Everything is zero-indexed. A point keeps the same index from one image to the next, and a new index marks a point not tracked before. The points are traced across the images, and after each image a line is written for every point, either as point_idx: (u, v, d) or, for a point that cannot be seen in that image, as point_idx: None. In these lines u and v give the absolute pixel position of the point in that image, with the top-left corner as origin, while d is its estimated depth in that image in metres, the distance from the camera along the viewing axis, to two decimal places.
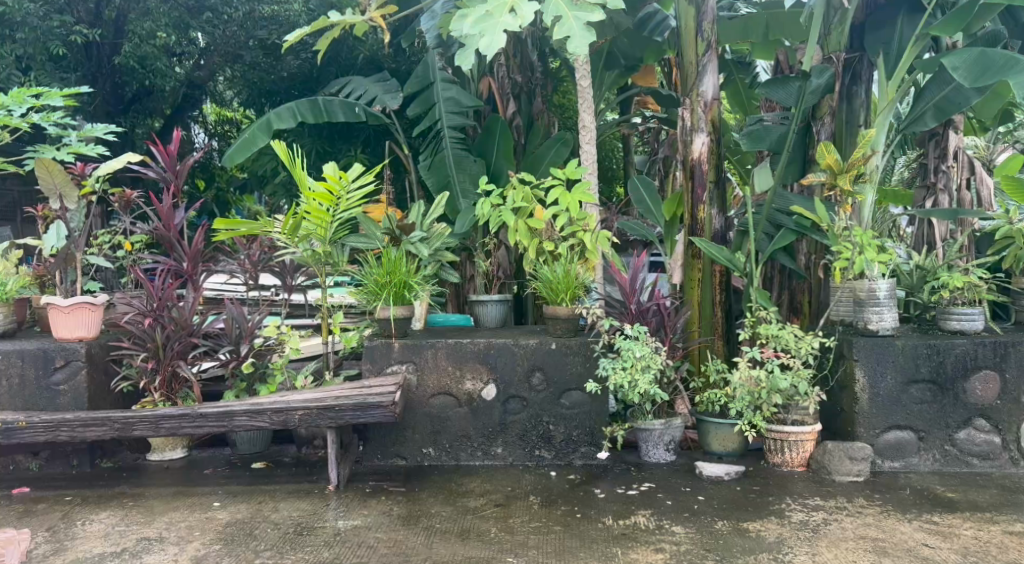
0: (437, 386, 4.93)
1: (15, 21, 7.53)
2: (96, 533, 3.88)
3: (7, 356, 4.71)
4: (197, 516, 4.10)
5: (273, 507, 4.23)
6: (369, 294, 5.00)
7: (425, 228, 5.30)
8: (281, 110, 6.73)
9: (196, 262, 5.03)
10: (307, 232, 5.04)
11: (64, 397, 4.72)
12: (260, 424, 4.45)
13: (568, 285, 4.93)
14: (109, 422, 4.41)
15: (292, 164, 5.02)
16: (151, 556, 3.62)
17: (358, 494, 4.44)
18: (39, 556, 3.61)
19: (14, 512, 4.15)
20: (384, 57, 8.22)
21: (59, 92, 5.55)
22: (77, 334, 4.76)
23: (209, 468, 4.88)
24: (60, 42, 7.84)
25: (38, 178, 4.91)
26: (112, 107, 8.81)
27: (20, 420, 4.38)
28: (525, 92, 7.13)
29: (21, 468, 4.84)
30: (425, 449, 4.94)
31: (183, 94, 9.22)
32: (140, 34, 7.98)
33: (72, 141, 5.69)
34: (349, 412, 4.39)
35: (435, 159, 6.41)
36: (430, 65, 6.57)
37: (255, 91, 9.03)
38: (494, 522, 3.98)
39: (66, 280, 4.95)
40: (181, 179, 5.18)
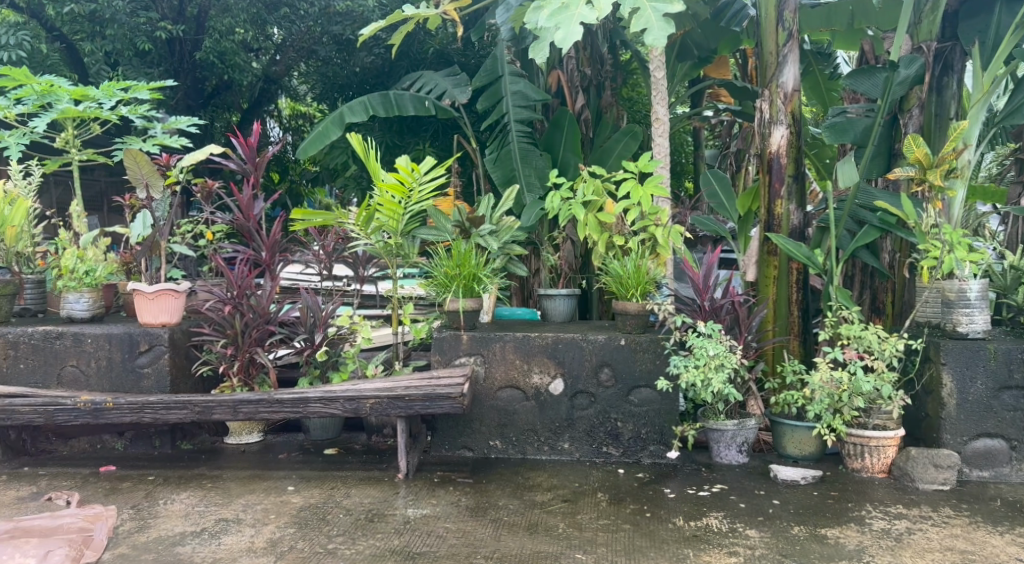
0: (504, 379, 4.92)
1: (105, 18, 7.97)
2: (178, 512, 4.02)
3: (97, 339, 4.91)
4: (272, 500, 4.20)
5: (343, 493, 4.30)
6: (437, 285, 5.02)
7: (494, 222, 5.27)
8: (353, 104, 6.92)
9: (274, 252, 5.16)
10: (379, 224, 5.12)
11: (148, 380, 4.91)
12: (333, 411, 4.55)
13: (639, 280, 4.80)
14: (191, 405, 4.56)
15: (368, 157, 5.09)
16: (229, 537, 3.73)
17: (426, 483, 4.48)
18: (125, 532, 3.77)
19: (102, 489, 4.32)
20: (453, 50, 8.42)
21: (146, 85, 5.73)
22: (161, 320, 4.94)
23: (284, 453, 5.00)
24: (146, 37, 8.26)
25: (126, 168, 5.11)
26: (192, 101, 9.29)
27: (107, 400, 4.55)
28: (594, 85, 7.09)
29: (108, 447, 5.05)
30: (492, 441, 4.95)
31: (260, 89, 9.71)
32: (219, 30, 8.52)
33: (157, 133, 5.88)
34: (418, 402, 4.46)
35: (501, 152, 6.41)
36: (499, 59, 6.60)
37: (327, 86, 9.17)
38: (562, 517, 3.95)
39: (150, 268, 5.17)
40: (260, 171, 5.27)
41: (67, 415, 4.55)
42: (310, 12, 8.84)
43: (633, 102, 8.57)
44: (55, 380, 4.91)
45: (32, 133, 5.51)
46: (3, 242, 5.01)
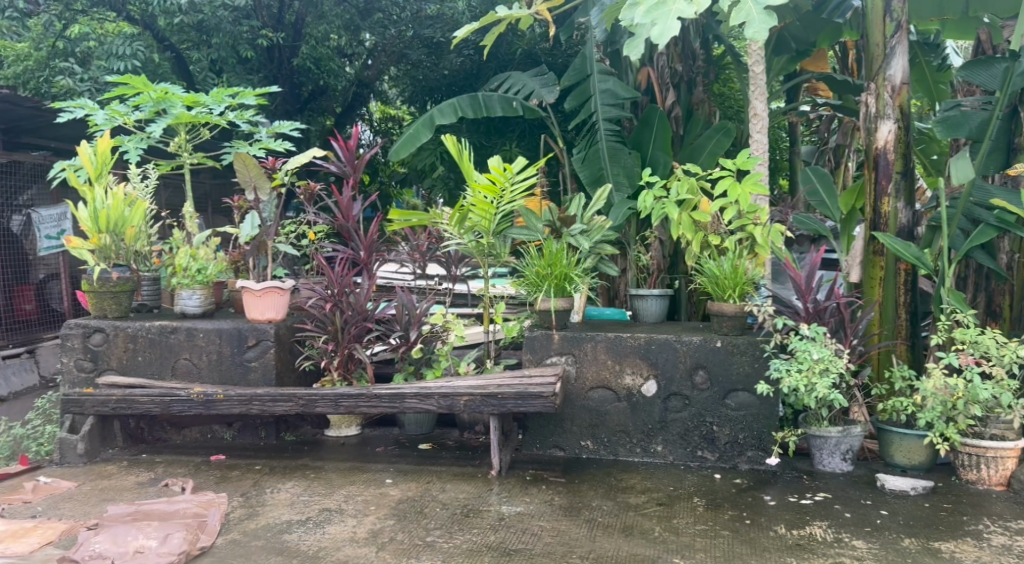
0: (595, 379, 4.88)
1: (212, 27, 8.37)
2: (284, 501, 4.19)
3: (208, 334, 5.16)
4: (371, 492, 4.32)
5: (439, 488, 4.38)
6: (528, 285, 5.05)
7: (585, 221, 5.19)
8: (443, 106, 7.17)
9: (371, 251, 5.28)
10: (472, 224, 5.20)
11: (255, 373, 5.13)
12: (427, 407, 4.63)
13: (737, 281, 4.70)
14: (295, 398, 4.74)
15: (462, 158, 5.15)
16: (332, 527, 3.87)
17: (520, 481, 4.51)
18: (235, 519, 3.96)
19: (214, 477, 4.55)
20: (541, 50, 8.52)
21: (252, 91, 5.98)
22: (267, 316, 5.13)
23: (381, 446, 5.13)
24: (248, 45, 8.65)
25: (236, 171, 5.39)
26: (290, 106, 9.76)
27: (218, 392, 4.78)
28: (685, 81, 6.97)
29: (217, 437, 5.30)
30: (583, 441, 4.92)
31: (353, 93, 10.05)
32: (315, 36, 9.07)
33: (263, 137, 6.16)
34: (511, 400, 4.50)
35: (589, 152, 6.40)
36: (588, 58, 6.59)
37: (418, 89, 9.49)
38: (657, 520, 3.91)
39: (258, 266, 5.42)
40: (359, 172, 5.42)
41: (181, 406, 4.80)
42: (403, 18, 9.12)
43: (725, 97, 8.37)
44: (169, 371, 5.19)
45: (148, 137, 5.84)
46: (123, 242, 5.30)
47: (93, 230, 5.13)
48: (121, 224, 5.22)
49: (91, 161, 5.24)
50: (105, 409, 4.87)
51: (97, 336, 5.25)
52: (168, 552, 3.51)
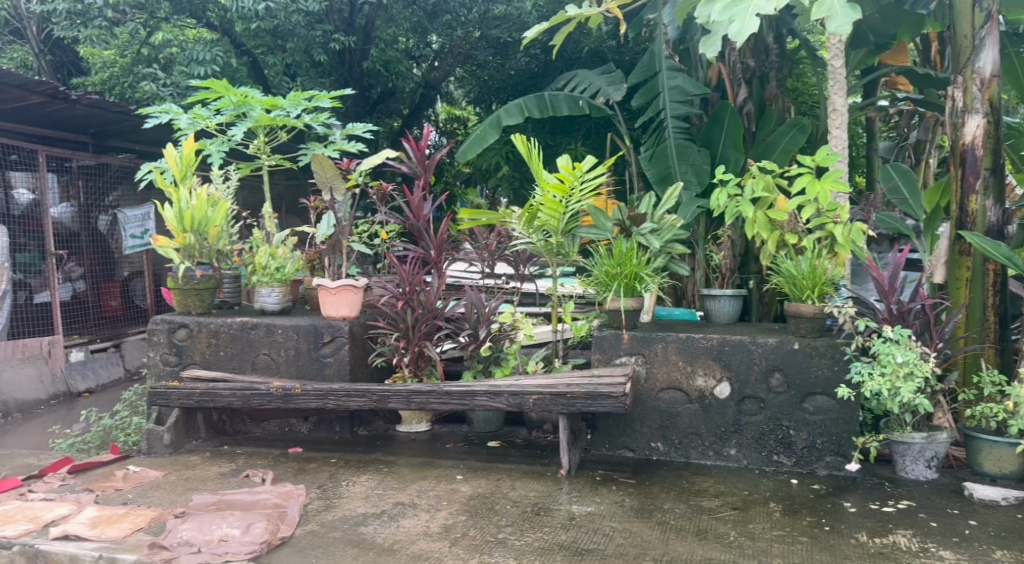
0: (667, 380, 4.82)
1: (286, 32, 8.59)
2: (359, 495, 4.29)
3: (286, 330, 5.31)
4: (443, 487, 4.37)
5: (509, 485, 4.40)
6: (598, 284, 4.99)
7: (656, 220, 5.12)
8: (509, 106, 7.26)
9: (441, 250, 5.35)
10: (541, 223, 5.19)
11: (330, 368, 5.25)
12: (497, 405, 4.66)
13: (816, 281, 4.58)
14: (369, 394, 4.83)
15: (532, 159, 5.11)
16: (406, 521, 3.94)
17: (590, 481, 4.49)
18: (313, 511, 4.07)
19: (292, 469, 4.69)
20: (608, 48, 8.50)
21: (327, 94, 6.14)
22: (342, 313, 5.27)
23: (451, 443, 5.18)
24: (321, 49, 8.87)
25: (313, 172, 5.62)
26: (360, 109, 10.01)
27: (296, 386, 4.92)
28: (757, 76, 6.81)
29: (294, 430, 5.48)
30: (654, 443, 4.86)
31: (420, 94, 10.21)
32: (385, 40, 9.34)
33: (337, 139, 6.32)
34: (581, 400, 4.48)
35: (657, 149, 6.33)
36: (657, 54, 6.54)
37: (484, 90, 9.79)
38: (733, 524, 3.84)
39: (334, 265, 5.56)
40: (430, 173, 5.49)
41: (261, 400, 4.96)
42: (471, 19, 9.14)
43: (799, 93, 8.16)
44: (249, 366, 5.37)
45: (230, 140, 6.07)
46: (207, 241, 5.50)
47: (177, 229, 5.34)
48: (204, 224, 5.42)
49: (176, 164, 5.45)
50: (189, 402, 5.07)
51: (182, 332, 5.46)
52: (250, 541, 3.63)
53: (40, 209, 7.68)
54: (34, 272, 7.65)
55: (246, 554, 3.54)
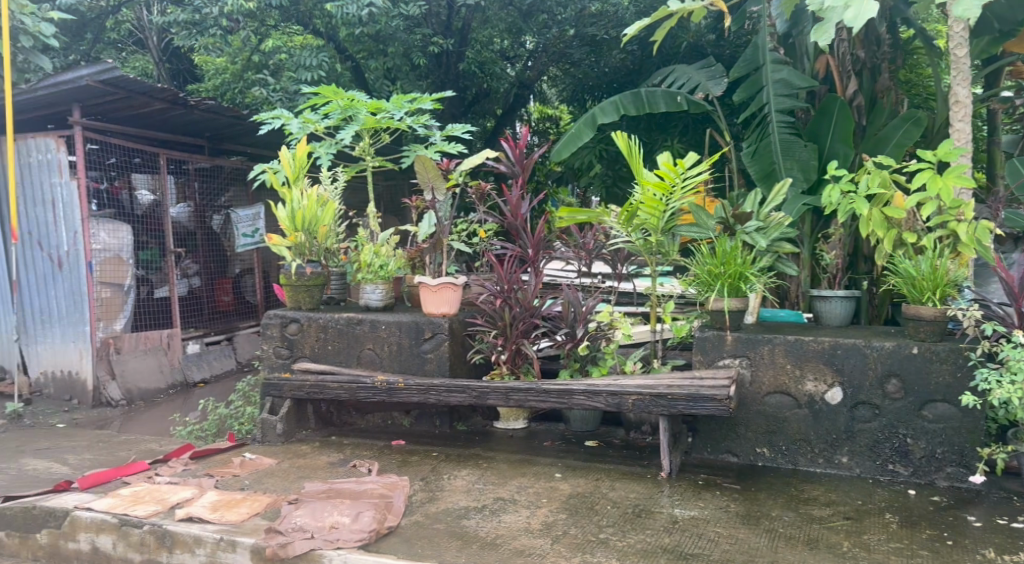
0: (773, 384, 4.67)
1: (387, 37, 8.82)
2: (461, 488, 4.36)
3: (389, 326, 5.44)
4: (542, 485, 4.38)
5: (609, 485, 4.37)
6: (699, 284, 4.88)
7: (761, 219, 4.93)
8: (605, 104, 7.23)
9: (539, 248, 5.36)
10: (640, 222, 5.09)
11: (431, 364, 5.35)
12: (596, 404, 4.63)
13: (937, 282, 4.35)
14: (468, 389, 4.90)
15: (632, 157, 5.01)
16: (508, 516, 3.97)
17: (692, 484, 4.40)
18: (417, 502, 4.17)
19: (395, 461, 4.82)
20: (707, 42, 8.40)
21: (429, 96, 6.28)
22: (442, 310, 5.39)
23: (548, 441, 5.19)
24: (420, 52, 9.05)
25: (417, 173, 5.81)
26: (456, 110, 10.19)
27: (399, 381, 5.04)
28: (868, 68, 6.47)
29: (396, 424, 5.62)
30: (759, 449, 4.72)
31: (515, 94, 10.30)
32: (481, 41, 9.53)
33: (438, 140, 6.44)
34: (682, 402, 4.39)
35: (760, 145, 6.16)
36: (761, 48, 6.40)
37: (579, 88, 9.81)
38: (846, 535, 3.70)
39: (434, 263, 5.66)
40: (528, 172, 5.51)
41: (367, 393, 5.11)
42: (567, 17, 9.13)
43: (912, 84, 7.76)
44: (355, 361, 5.54)
45: (338, 142, 6.32)
46: (316, 240, 5.75)
47: (290, 228, 5.62)
48: (314, 223, 5.67)
49: (290, 165, 5.76)
50: (300, 393, 5.30)
51: (293, 326, 5.70)
52: (359, 529, 3.74)
53: (161, 210, 8.21)
54: (155, 268, 8.15)
55: (355, 542, 3.65)
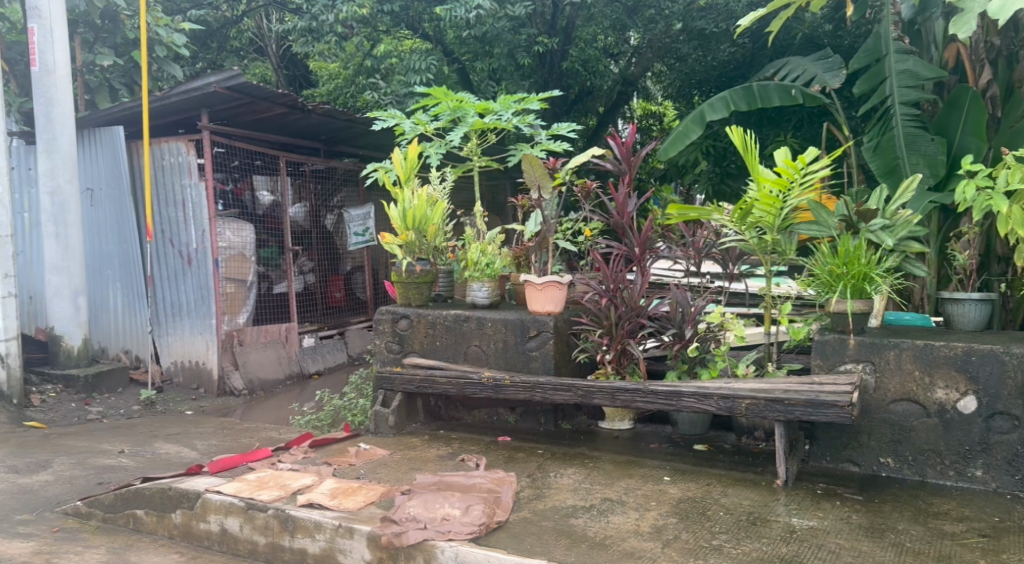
0: (900, 391, 4.43)
1: (493, 39, 8.93)
2: (568, 486, 4.36)
3: (496, 324, 5.51)
4: (651, 487, 4.32)
5: (720, 491, 4.26)
6: (820, 285, 4.70)
7: (888, 216, 4.67)
8: (715, 100, 7.06)
9: (646, 247, 5.20)
10: (755, 220, 4.93)
11: (536, 362, 5.37)
12: (706, 408, 4.51)
13: None
14: (574, 388, 4.88)
15: (747, 152, 4.84)
16: (616, 517, 3.94)
17: (810, 493, 4.24)
18: (525, 499, 4.20)
19: (502, 457, 4.87)
20: (823, 33, 8.19)
21: (537, 96, 6.30)
22: (546, 309, 5.39)
23: (656, 443, 5.11)
24: (525, 52, 9.10)
25: (523, 171, 5.71)
26: (560, 109, 10.21)
27: (506, 377, 5.08)
28: (1006, 54, 5.84)
29: (502, 420, 5.68)
30: (882, 459, 4.49)
31: (619, 92, 10.24)
32: (585, 39, 9.41)
33: (544, 140, 6.45)
34: (799, 408, 4.22)
35: (882, 140, 5.89)
36: (884, 37, 6.11)
37: (687, 84, 9.67)
38: (981, 554, 3.47)
39: (540, 261, 5.67)
40: (635, 169, 5.34)
41: (474, 388, 5.19)
42: (675, 11, 8.92)
43: None
44: (463, 357, 5.63)
45: (448, 143, 6.45)
46: (426, 238, 5.90)
47: (402, 227, 5.79)
48: (424, 223, 5.83)
49: (401, 165, 5.91)
50: (410, 387, 5.44)
51: (404, 322, 5.84)
52: (470, 522, 3.80)
53: (280, 210, 8.60)
54: (274, 265, 8.56)
55: (466, 534, 3.71)
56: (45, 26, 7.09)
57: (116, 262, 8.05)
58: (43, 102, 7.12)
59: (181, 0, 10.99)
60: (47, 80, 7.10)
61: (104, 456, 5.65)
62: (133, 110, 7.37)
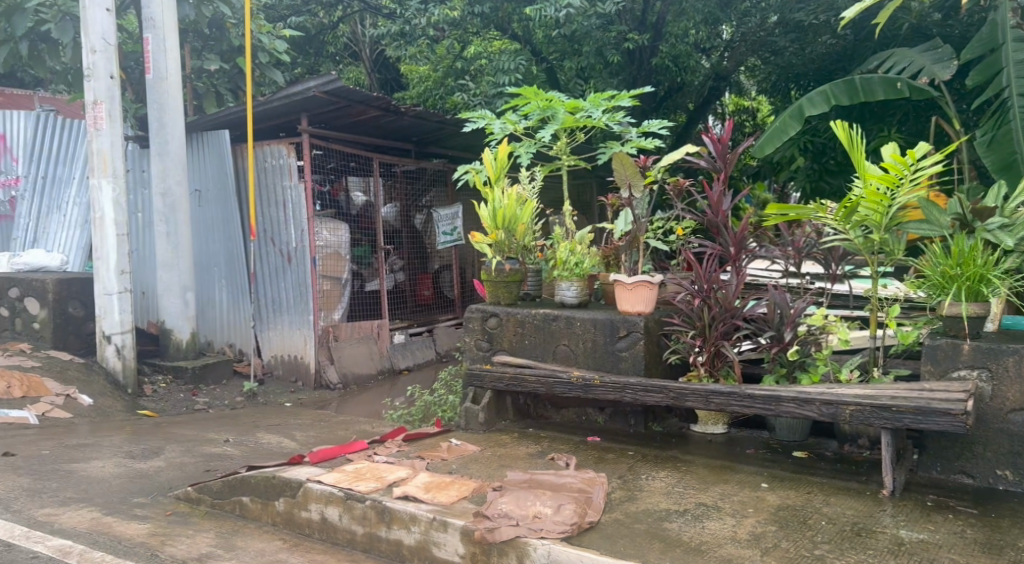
0: (1019, 400, 4.17)
1: (582, 37, 8.89)
2: (660, 490, 4.30)
3: (585, 323, 5.48)
4: (748, 494, 4.21)
5: (822, 500, 4.12)
6: (931, 287, 4.48)
7: (1007, 215, 4.42)
8: (814, 95, 6.81)
9: (742, 246, 5.06)
10: (861, 218, 4.71)
11: (626, 362, 5.32)
12: (807, 413, 4.36)
13: None
14: (666, 390, 4.80)
15: (854, 147, 4.65)
16: (712, 523, 3.86)
17: (919, 505, 4.04)
18: (617, 501, 4.16)
19: (592, 457, 4.86)
20: (932, 22, 7.85)
21: (627, 93, 6.19)
22: (637, 309, 5.33)
23: (751, 448, 4.98)
24: (614, 49, 9.00)
25: (613, 169, 5.63)
26: (649, 106, 10.10)
27: (595, 377, 5.05)
28: None
29: (591, 420, 5.66)
30: (999, 471, 4.24)
31: (710, 88, 10.10)
32: (676, 34, 9.22)
33: (635, 137, 6.33)
34: (908, 415, 4.03)
35: (998, 133, 5.79)
36: (1000, 26, 6.00)
37: (783, 78, 9.43)
38: None
39: (631, 260, 5.60)
40: (731, 166, 5.17)
41: (564, 387, 5.19)
42: (772, 4, 8.81)
43: None
44: (551, 356, 5.62)
45: (537, 142, 6.46)
46: (515, 237, 5.97)
47: (491, 226, 5.86)
48: (513, 222, 5.89)
49: (492, 165, 5.96)
50: (499, 385, 5.49)
51: (493, 320, 5.89)
52: (562, 522, 3.80)
53: (373, 210, 8.82)
54: (366, 263, 8.78)
55: (559, 533, 3.71)
56: (159, 36, 7.49)
57: (221, 259, 8.42)
58: (157, 107, 7.52)
59: (282, 8, 11.53)
60: (161, 87, 7.50)
61: (211, 444, 5.93)
62: (239, 115, 7.72)
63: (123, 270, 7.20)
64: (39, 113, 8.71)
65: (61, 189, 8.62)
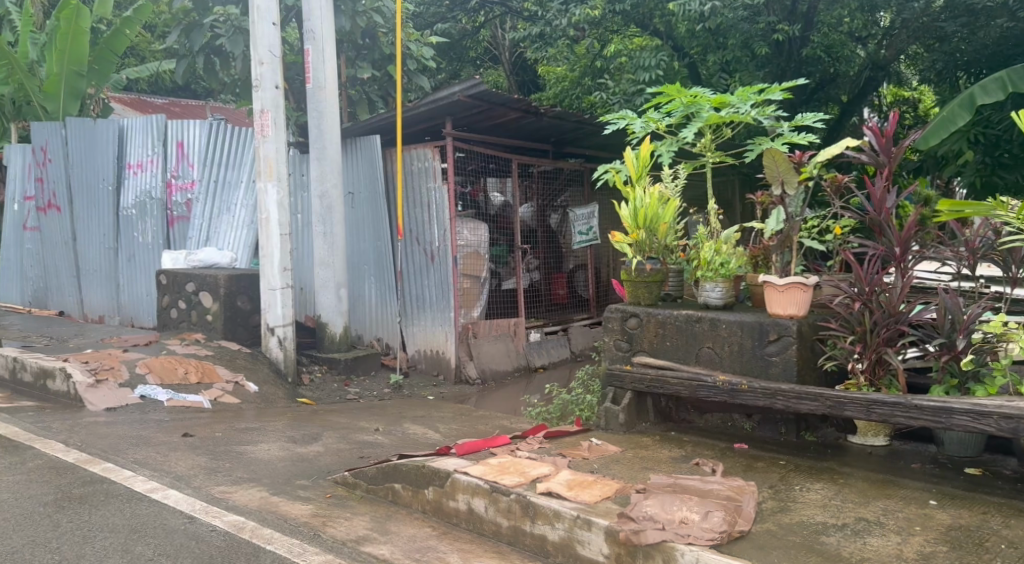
0: None
1: (728, 29, 8.66)
2: (816, 502, 4.12)
3: (731, 326, 5.33)
4: (914, 511, 3.96)
5: (1001, 522, 3.80)
6: None
7: None
8: (986, 83, 6.71)
9: (908, 247, 4.74)
10: None
11: (776, 367, 5.13)
12: (983, 427, 4.04)
13: None
14: (822, 398, 4.57)
15: None
16: (874, 539, 3.66)
17: None
18: (768, 510, 4.03)
19: (741, 464, 4.72)
20: None
21: (779, 85, 5.93)
22: (788, 311, 5.13)
23: (916, 463, 4.67)
24: (762, 40, 8.69)
25: (764, 166, 5.46)
26: (798, 99, 9.71)
27: (743, 382, 4.91)
28: None
29: (737, 426, 5.50)
30: None
31: (866, 78, 9.70)
32: (829, 23, 8.94)
33: (786, 131, 6.04)
34: None
35: None
36: None
37: (950, 64, 8.83)
38: None
39: (782, 261, 5.38)
40: (896, 161, 4.86)
41: (708, 391, 5.07)
42: None
43: None
44: (694, 358, 5.51)
45: (680, 140, 6.33)
46: (657, 236, 5.90)
47: (632, 226, 5.84)
48: (656, 222, 5.83)
49: (633, 164, 5.94)
50: (640, 386, 5.45)
51: (633, 320, 5.84)
52: (711, 528, 3.72)
53: (511, 210, 8.99)
54: (503, 262, 8.96)
55: (707, 540, 3.63)
56: (318, 47, 7.95)
57: (370, 258, 8.83)
58: (316, 114, 8.00)
59: (429, 16, 11.99)
60: (320, 95, 7.97)
61: (363, 433, 6.25)
62: (389, 120, 8.09)
63: (286, 267, 7.71)
64: (211, 120, 9.44)
65: (231, 192, 9.35)
